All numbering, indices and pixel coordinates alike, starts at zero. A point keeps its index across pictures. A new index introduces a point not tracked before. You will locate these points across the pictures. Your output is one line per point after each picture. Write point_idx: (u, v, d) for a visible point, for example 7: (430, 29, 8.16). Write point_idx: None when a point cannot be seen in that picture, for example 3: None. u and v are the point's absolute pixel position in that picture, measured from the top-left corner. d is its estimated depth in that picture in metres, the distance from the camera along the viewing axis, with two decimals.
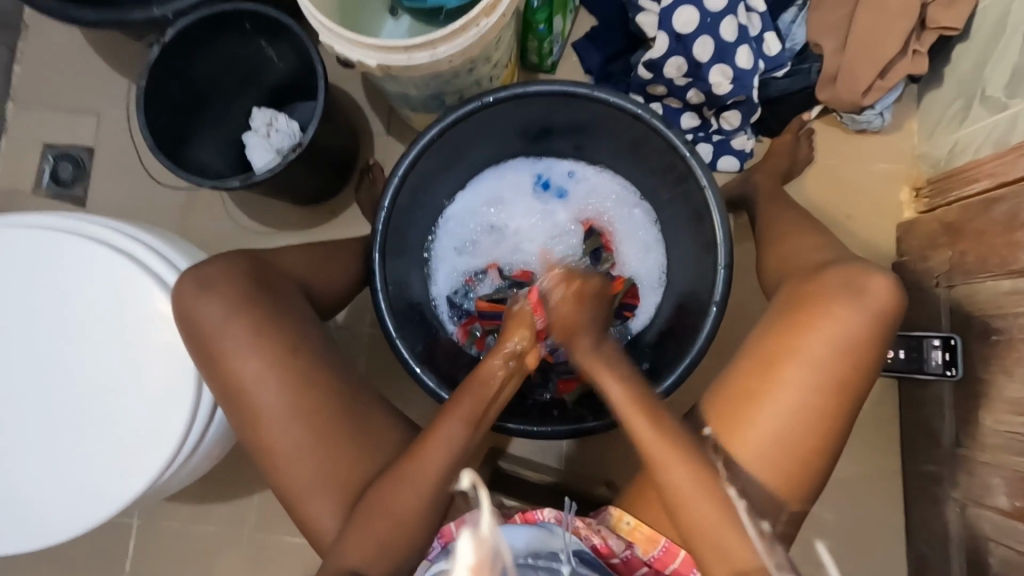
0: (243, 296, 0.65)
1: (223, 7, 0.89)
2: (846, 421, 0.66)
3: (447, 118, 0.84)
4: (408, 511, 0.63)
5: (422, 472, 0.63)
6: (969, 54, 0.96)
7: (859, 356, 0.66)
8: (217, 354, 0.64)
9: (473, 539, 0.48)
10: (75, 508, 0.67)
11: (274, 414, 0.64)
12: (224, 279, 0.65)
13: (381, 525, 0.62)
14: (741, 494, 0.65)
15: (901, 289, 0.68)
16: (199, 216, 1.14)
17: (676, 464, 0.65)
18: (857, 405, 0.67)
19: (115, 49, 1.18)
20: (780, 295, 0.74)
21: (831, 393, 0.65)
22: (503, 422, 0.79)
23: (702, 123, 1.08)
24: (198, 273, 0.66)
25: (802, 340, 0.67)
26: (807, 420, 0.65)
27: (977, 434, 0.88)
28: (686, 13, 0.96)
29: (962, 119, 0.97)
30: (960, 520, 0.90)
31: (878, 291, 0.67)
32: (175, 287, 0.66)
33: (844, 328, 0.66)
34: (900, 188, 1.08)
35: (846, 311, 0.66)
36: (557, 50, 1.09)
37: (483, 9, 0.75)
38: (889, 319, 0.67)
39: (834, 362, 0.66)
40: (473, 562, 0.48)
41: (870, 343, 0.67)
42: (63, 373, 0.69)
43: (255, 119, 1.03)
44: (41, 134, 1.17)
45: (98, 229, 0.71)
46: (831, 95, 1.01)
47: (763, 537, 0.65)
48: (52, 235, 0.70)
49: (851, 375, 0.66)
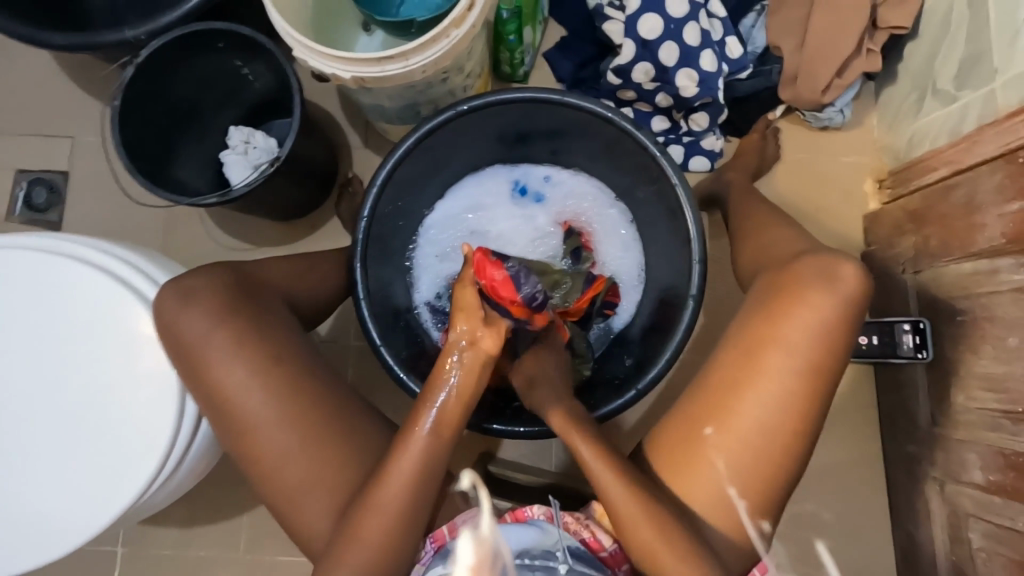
0: (227, 307, 0.65)
1: (197, 27, 0.90)
2: (825, 406, 0.69)
3: (424, 127, 0.85)
4: (401, 510, 0.63)
5: (412, 472, 0.63)
6: (919, 50, 1.01)
7: (836, 344, 0.69)
8: (201, 365, 0.64)
9: (472, 541, 0.61)
10: (58, 530, 0.66)
11: (263, 422, 0.64)
12: (206, 289, 0.65)
13: (376, 527, 0.62)
14: (742, 494, 0.68)
15: (869, 274, 0.71)
16: (178, 235, 1.13)
17: (629, 494, 0.66)
18: (834, 389, 0.70)
19: (89, 73, 1.18)
20: (758, 286, 0.76)
21: (812, 381, 0.68)
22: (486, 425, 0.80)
23: (672, 125, 1.12)
24: (179, 284, 0.66)
25: (783, 332, 0.69)
26: (792, 411, 0.68)
27: (950, 413, 0.91)
28: (650, 20, 0.99)
29: (917, 112, 1.01)
30: (941, 498, 0.92)
31: (849, 280, 0.70)
32: (156, 298, 0.66)
33: (821, 318, 0.69)
34: (863, 181, 1.13)
35: (821, 299, 0.69)
36: (528, 60, 1.12)
37: (453, 20, 0.77)
38: (859, 302, 0.70)
39: (814, 352, 0.68)
40: (473, 562, 0.60)
41: (845, 326, 0.70)
42: (43, 394, 0.68)
43: (232, 137, 1.04)
44: (14, 160, 1.16)
45: (77, 247, 0.71)
46: (792, 94, 1.05)
47: (762, 534, 0.69)
48: (29, 255, 0.69)
49: (829, 363, 0.69)
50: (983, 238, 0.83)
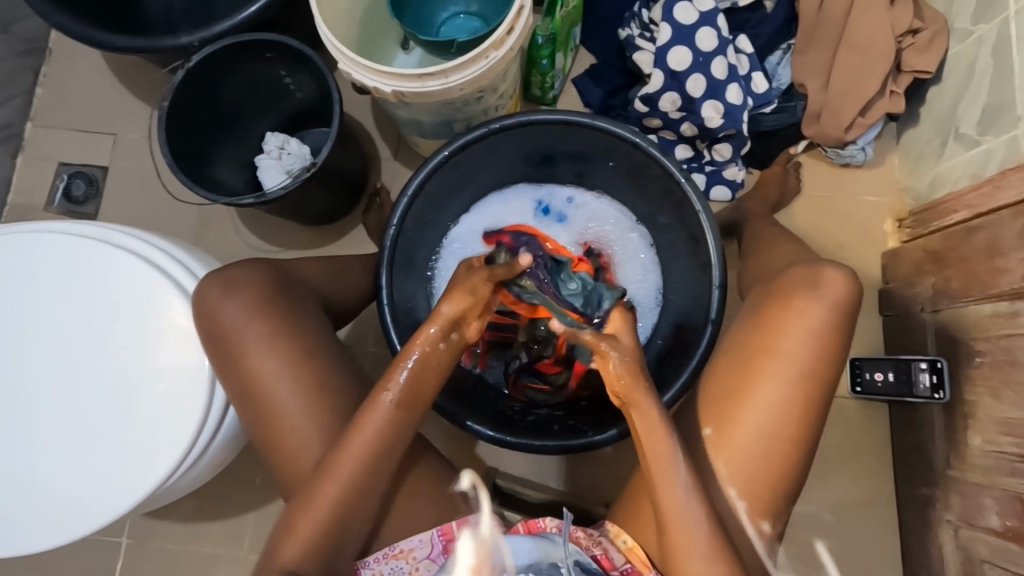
0: (265, 300, 0.67)
1: (248, 37, 0.95)
2: (823, 414, 0.70)
3: (458, 142, 0.89)
4: (354, 482, 0.63)
5: (370, 445, 0.63)
6: (942, 95, 1.03)
7: (828, 350, 0.69)
8: (235, 351, 0.66)
9: (473, 542, 0.58)
10: (80, 511, 0.67)
11: (290, 409, 0.65)
12: (245, 282, 0.67)
13: (330, 497, 0.62)
14: (742, 494, 0.68)
15: (857, 282, 0.72)
16: (209, 233, 1.17)
17: (687, 493, 0.64)
18: (830, 395, 0.70)
19: (136, 75, 1.23)
20: (756, 297, 0.77)
21: (806, 386, 0.68)
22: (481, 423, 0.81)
23: (695, 154, 1.14)
24: (222, 274, 0.68)
25: (778, 338, 0.70)
26: (787, 414, 0.68)
27: (967, 455, 0.90)
28: (680, 52, 1.03)
29: (939, 154, 1.03)
30: (956, 542, 0.91)
31: (837, 287, 0.70)
32: (197, 288, 0.68)
33: (811, 325, 0.70)
34: (884, 220, 1.14)
35: (809, 306, 0.70)
36: (558, 85, 1.15)
37: (494, 43, 0.81)
38: (847, 308, 0.71)
39: (809, 357, 0.69)
40: (473, 562, 0.57)
41: (837, 334, 0.70)
42: (77, 376, 0.70)
43: (269, 142, 1.08)
44: (58, 153, 1.20)
45: (122, 237, 0.73)
46: (816, 130, 1.07)
47: (763, 536, 0.68)
48: (75, 241, 0.72)
49: (823, 369, 0.69)
50: (1005, 281, 0.84)
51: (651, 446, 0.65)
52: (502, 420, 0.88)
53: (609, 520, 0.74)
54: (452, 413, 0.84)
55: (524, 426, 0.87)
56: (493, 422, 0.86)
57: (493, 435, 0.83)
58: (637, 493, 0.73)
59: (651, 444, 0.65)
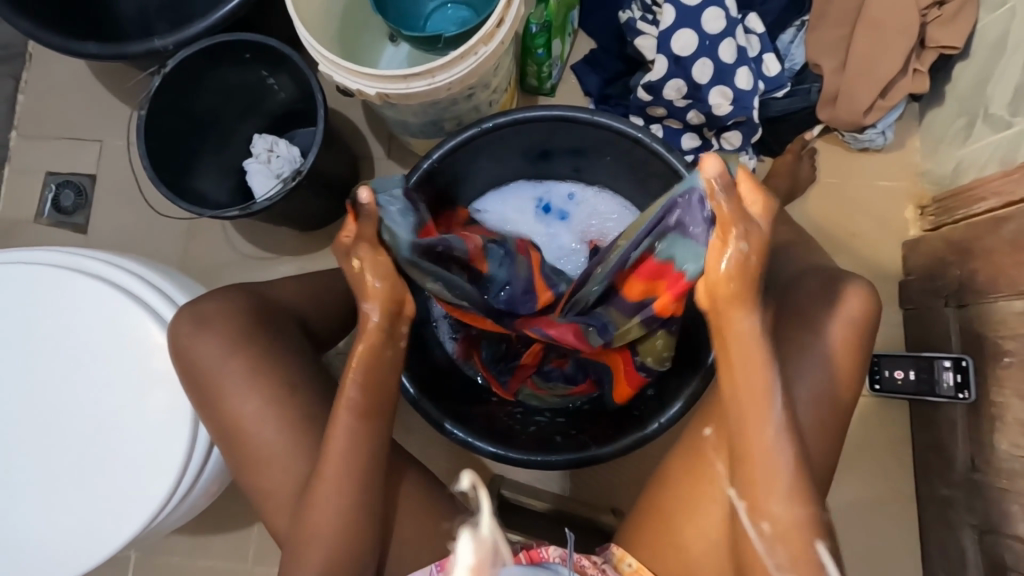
0: (240, 334, 0.64)
1: (223, 38, 0.91)
2: (840, 435, 0.66)
3: (448, 144, 0.84)
4: (342, 519, 0.60)
5: (353, 481, 0.60)
6: (969, 72, 0.96)
7: (838, 369, 0.65)
8: (215, 392, 0.63)
9: (473, 541, 0.51)
10: (74, 548, 0.65)
11: (274, 449, 0.63)
12: (221, 315, 0.64)
13: (321, 539, 0.60)
14: (741, 493, 0.61)
15: (875, 295, 0.66)
16: (201, 242, 1.14)
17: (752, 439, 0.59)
18: (847, 420, 0.66)
19: (119, 79, 1.19)
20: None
21: (818, 406, 0.64)
22: (452, 430, 0.80)
23: (702, 143, 1.08)
24: (194, 308, 0.65)
25: (786, 359, 0.66)
26: (798, 434, 0.64)
27: (992, 458, 0.86)
28: (685, 36, 0.96)
29: (965, 137, 0.96)
30: (978, 547, 0.87)
31: (849, 301, 0.66)
32: (172, 322, 0.66)
33: (819, 342, 0.65)
34: (905, 207, 1.07)
35: (821, 323, 0.66)
36: (555, 74, 1.09)
37: (481, 37, 0.75)
38: (867, 326, 0.66)
39: (819, 378, 0.65)
40: (473, 562, 0.50)
41: (852, 353, 0.65)
42: (59, 412, 0.68)
43: (256, 145, 1.03)
44: (44, 163, 1.17)
45: (97, 264, 0.70)
46: (831, 114, 1.01)
47: (764, 538, 0.60)
48: (47, 271, 0.69)
49: (835, 390, 0.65)
50: None
51: (739, 371, 0.59)
52: (502, 434, 0.85)
53: (614, 543, 0.71)
54: (446, 426, 0.81)
55: (522, 441, 0.85)
56: (493, 437, 0.83)
57: (493, 450, 0.80)
58: (642, 515, 0.70)
59: (748, 374, 0.59)
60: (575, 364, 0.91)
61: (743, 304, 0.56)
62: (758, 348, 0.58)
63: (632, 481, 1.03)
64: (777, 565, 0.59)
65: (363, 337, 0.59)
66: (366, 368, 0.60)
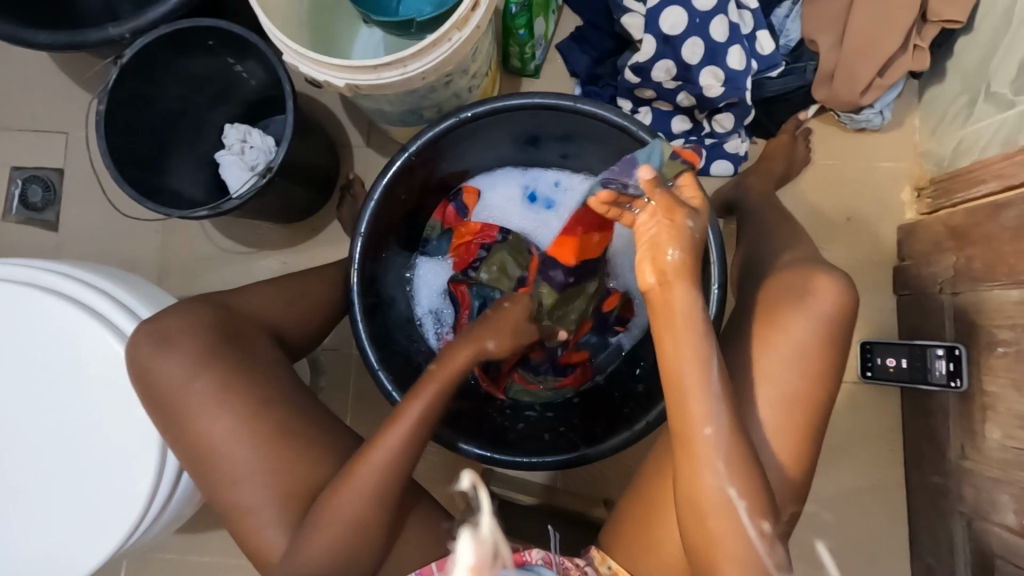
0: (203, 353, 0.66)
1: (182, 24, 0.86)
2: (816, 436, 0.64)
3: (425, 136, 0.79)
4: (353, 529, 0.61)
5: (349, 493, 0.61)
6: (972, 47, 0.91)
7: (811, 367, 0.63)
8: (181, 417, 0.65)
9: (473, 540, 0.50)
10: (57, 564, 0.69)
11: (243, 464, 0.64)
12: (182, 332, 0.66)
13: (326, 547, 0.61)
14: (743, 493, 0.58)
15: (852, 289, 0.64)
16: (175, 240, 1.10)
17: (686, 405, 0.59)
18: (821, 420, 0.63)
19: (82, 65, 1.13)
20: (743, 310, 0.70)
21: (793, 404, 0.62)
22: (459, 443, 0.77)
23: (694, 125, 1.03)
24: (153, 325, 0.67)
25: (760, 359, 0.64)
26: (772, 434, 0.63)
27: (983, 447, 0.85)
28: (674, 13, 0.91)
29: (967, 116, 0.92)
30: (967, 533, 0.87)
31: (824, 294, 0.63)
32: (131, 340, 0.67)
33: (794, 343, 0.63)
34: (901, 189, 1.04)
35: (796, 320, 0.63)
36: (540, 54, 1.03)
37: (456, 22, 0.71)
38: (843, 320, 0.63)
39: (792, 375, 0.63)
40: (474, 561, 0.49)
41: (828, 350, 0.63)
42: (38, 430, 0.70)
43: (229, 136, 0.99)
44: (8, 157, 1.12)
45: (63, 281, 0.71)
46: (827, 94, 0.96)
47: (763, 537, 0.59)
48: (19, 291, 0.70)
49: (807, 389, 0.62)
50: None
51: (680, 338, 0.59)
52: (491, 437, 0.83)
53: (595, 547, 0.71)
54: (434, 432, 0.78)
55: (514, 443, 0.83)
56: (482, 440, 0.81)
57: (479, 453, 0.78)
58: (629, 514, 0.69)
59: (675, 337, 0.59)
60: (564, 352, 0.90)
61: (684, 274, 0.58)
62: (695, 317, 0.59)
63: (622, 470, 1.02)
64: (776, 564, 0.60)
65: (461, 356, 0.69)
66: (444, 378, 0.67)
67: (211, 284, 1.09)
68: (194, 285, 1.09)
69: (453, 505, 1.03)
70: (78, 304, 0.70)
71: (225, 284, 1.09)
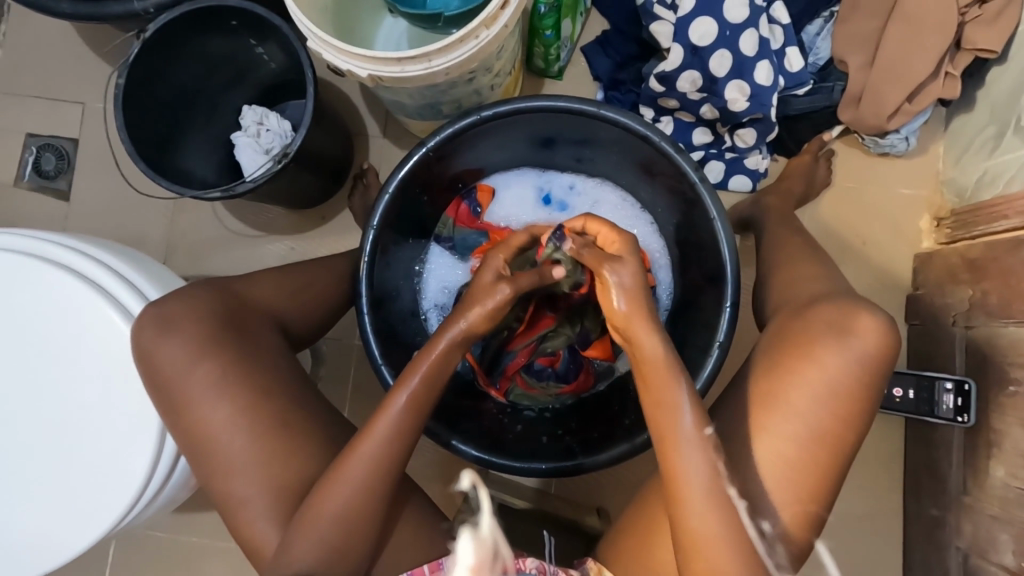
0: (205, 340, 0.65)
1: (207, 4, 0.85)
2: (838, 476, 0.62)
3: (444, 132, 0.78)
4: (345, 514, 0.61)
5: (350, 487, 0.61)
6: (1005, 78, 0.90)
7: (845, 407, 0.61)
8: (180, 401, 0.65)
9: (473, 540, 0.50)
10: (48, 540, 0.69)
11: (237, 456, 0.64)
12: (187, 317, 0.66)
13: (315, 541, 0.60)
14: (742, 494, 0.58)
15: (893, 330, 0.62)
16: (185, 218, 1.09)
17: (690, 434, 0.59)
18: (846, 460, 0.62)
19: (100, 36, 1.12)
20: (768, 337, 0.69)
21: (817, 444, 0.61)
22: (457, 442, 0.76)
23: (714, 139, 1.02)
24: (160, 308, 0.66)
25: (786, 389, 0.62)
26: (788, 468, 0.61)
27: (985, 483, 0.84)
28: (703, 24, 0.90)
29: (993, 148, 0.91)
30: (962, 568, 0.86)
31: (866, 334, 0.61)
32: (136, 322, 0.66)
33: (827, 379, 0.61)
34: (921, 217, 1.03)
35: (832, 357, 0.61)
36: (564, 56, 1.02)
37: (484, 20, 0.70)
38: (882, 362, 0.62)
39: (822, 412, 0.61)
40: (474, 562, 0.49)
41: (861, 393, 0.61)
42: (36, 405, 0.70)
43: (245, 117, 0.98)
44: (24, 123, 1.12)
45: (72, 256, 0.71)
46: (853, 116, 0.95)
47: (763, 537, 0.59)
48: (28, 263, 0.70)
49: (838, 428, 0.61)
50: None
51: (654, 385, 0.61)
52: (489, 439, 0.82)
53: (591, 558, 0.71)
54: (434, 431, 0.77)
55: (510, 445, 0.82)
56: (479, 441, 0.80)
57: (477, 455, 0.77)
58: (634, 526, 0.68)
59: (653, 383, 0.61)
60: (567, 359, 0.89)
61: (642, 322, 0.61)
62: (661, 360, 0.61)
63: (623, 483, 1.01)
64: (777, 564, 0.61)
65: (441, 344, 0.64)
66: (425, 375, 0.64)
67: (218, 265, 1.08)
68: (201, 266, 1.08)
69: (446, 501, 1.02)
70: (84, 281, 0.70)
71: (232, 266, 1.08)
